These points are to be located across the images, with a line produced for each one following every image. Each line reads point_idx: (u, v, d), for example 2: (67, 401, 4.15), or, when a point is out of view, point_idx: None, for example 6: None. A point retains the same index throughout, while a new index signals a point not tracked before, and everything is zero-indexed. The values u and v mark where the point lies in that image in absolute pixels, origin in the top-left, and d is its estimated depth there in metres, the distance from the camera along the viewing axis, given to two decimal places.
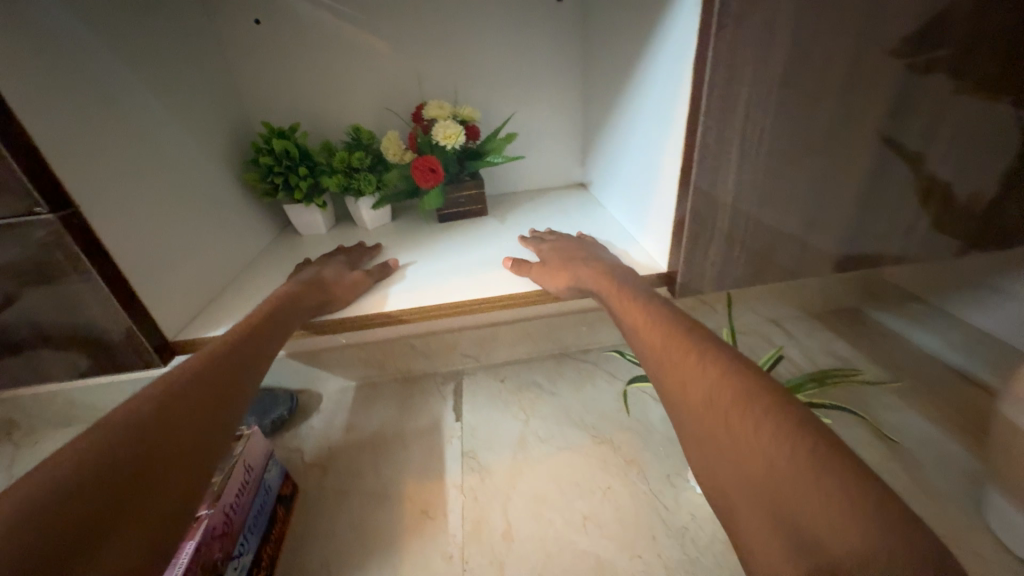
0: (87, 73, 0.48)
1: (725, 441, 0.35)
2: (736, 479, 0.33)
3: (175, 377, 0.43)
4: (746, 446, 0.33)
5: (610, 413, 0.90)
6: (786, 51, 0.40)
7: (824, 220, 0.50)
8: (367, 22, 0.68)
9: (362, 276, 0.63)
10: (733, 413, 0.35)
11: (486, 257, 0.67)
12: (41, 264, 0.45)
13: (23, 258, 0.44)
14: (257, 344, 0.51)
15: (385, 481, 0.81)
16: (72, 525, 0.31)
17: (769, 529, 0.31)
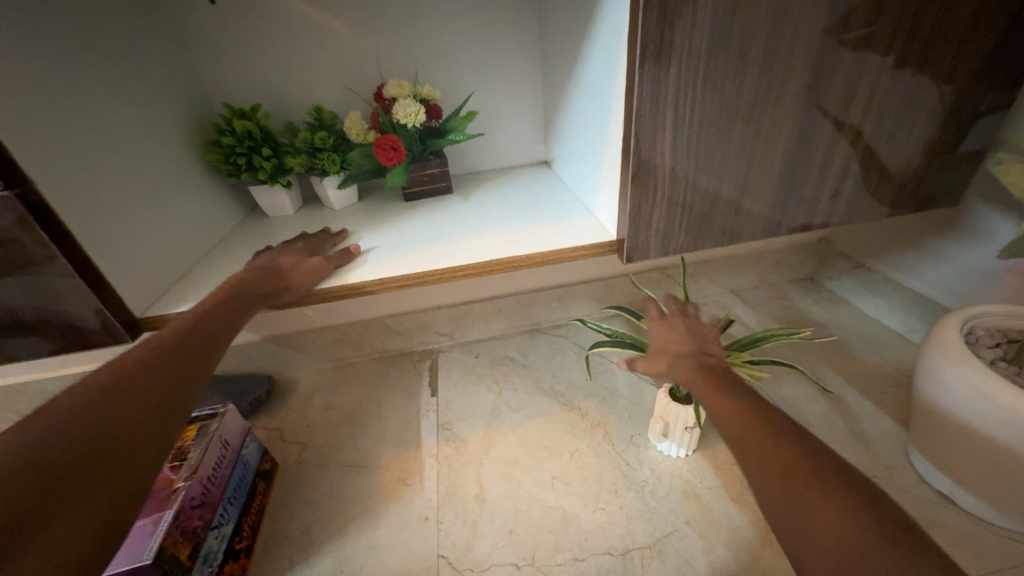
0: (34, 50, 0.48)
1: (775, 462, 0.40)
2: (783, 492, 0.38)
3: (131, 361, 0.44)
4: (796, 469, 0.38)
5: (579, 382, 0.94)
6: (709, 28, 0.43)
7: (756, 186, 0.54)
8: (323, 0, 0.68)
9: (321, 262, 0.63)
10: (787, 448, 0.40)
11: (449, 232, 0.70)
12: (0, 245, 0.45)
13: None
14: (214, 331, 0.52)
15: (362, 454, 0.84)
16: (25, 494, 0.31)
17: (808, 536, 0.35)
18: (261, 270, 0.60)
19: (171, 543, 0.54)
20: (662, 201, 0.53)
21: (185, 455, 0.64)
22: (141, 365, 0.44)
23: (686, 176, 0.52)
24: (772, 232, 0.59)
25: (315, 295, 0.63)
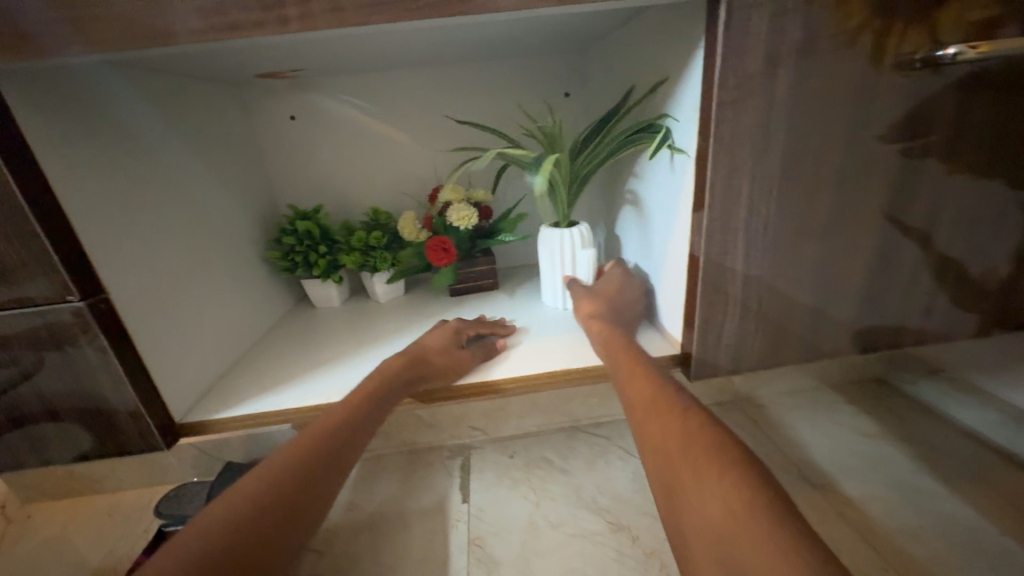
0: (148, 161, 0.53)
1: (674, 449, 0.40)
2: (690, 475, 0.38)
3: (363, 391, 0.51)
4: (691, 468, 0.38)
5: (625, 494, 0.84)
6: (781, 151, 0.43)
7: (835, 302, 0.50)
8: (389, 117, 0.75)
9: (469, 355, 0.59)
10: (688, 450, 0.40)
11: (549, 325, 0.68)
12: (54, 336, 0.42)
13: (39, 330, 0.42)
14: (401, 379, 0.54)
15: (384, 569, 0.74)
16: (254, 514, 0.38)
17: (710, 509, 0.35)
18: (411, 359, 0.56)
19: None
20: (733, 315, 0.49)
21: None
22: (329, 435, 0.45)
23: (759, 290, 0.48)
24: (855, 348, 0.54)
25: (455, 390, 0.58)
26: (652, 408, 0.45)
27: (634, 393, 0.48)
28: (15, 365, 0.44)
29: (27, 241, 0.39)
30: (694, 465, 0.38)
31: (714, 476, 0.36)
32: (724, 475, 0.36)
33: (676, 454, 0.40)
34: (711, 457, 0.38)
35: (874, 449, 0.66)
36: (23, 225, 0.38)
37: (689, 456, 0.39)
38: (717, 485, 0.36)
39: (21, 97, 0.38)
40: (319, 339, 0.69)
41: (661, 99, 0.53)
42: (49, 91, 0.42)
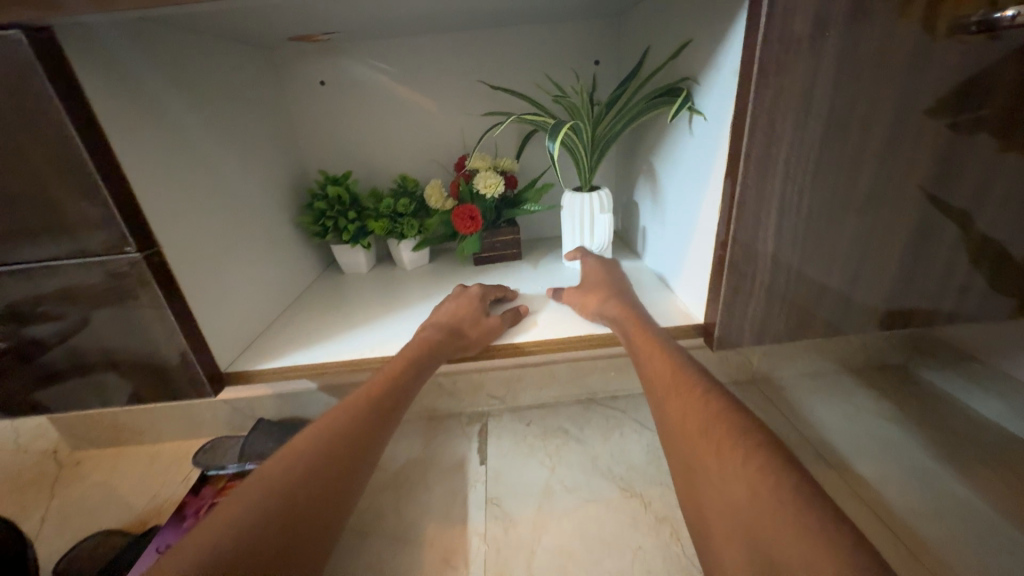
0: (191, 122, 0.55)
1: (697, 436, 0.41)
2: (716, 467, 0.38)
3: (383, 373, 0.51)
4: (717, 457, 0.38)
5: (640, 465, 0.86)
6: (824, 119, 0.42)
7: (866, 276, 0.50)
8: (418, 84, 0.75)
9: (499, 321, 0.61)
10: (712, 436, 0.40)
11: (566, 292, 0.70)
12: (114, 289, 0.45)
13: (100, 282, 0.45)
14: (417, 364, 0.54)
15: (407, 523, 0.78)
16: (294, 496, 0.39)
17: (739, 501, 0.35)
18: (444, 330, 0.58)
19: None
20: (761, 287, 0.49)
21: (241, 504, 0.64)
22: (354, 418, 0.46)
23: (791, 262, 0.48)
24: (883, 325, 0.53)
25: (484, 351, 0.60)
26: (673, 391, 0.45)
27: (656, 369, 0.48)
28: (78, 316, 0.46)
29: (88, 194, 0.41)
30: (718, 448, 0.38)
31: (736, 460, 0.37)
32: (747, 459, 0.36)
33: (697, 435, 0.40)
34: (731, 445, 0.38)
35: (891, 430, 0.67)
36: (83, 178, 0.40)
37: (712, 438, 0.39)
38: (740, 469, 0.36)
39: (80, 54, 0.40)
40: (348, 303, 0.71)
41: (698, 66, 0.51)
42: (102, 49, 0.43)
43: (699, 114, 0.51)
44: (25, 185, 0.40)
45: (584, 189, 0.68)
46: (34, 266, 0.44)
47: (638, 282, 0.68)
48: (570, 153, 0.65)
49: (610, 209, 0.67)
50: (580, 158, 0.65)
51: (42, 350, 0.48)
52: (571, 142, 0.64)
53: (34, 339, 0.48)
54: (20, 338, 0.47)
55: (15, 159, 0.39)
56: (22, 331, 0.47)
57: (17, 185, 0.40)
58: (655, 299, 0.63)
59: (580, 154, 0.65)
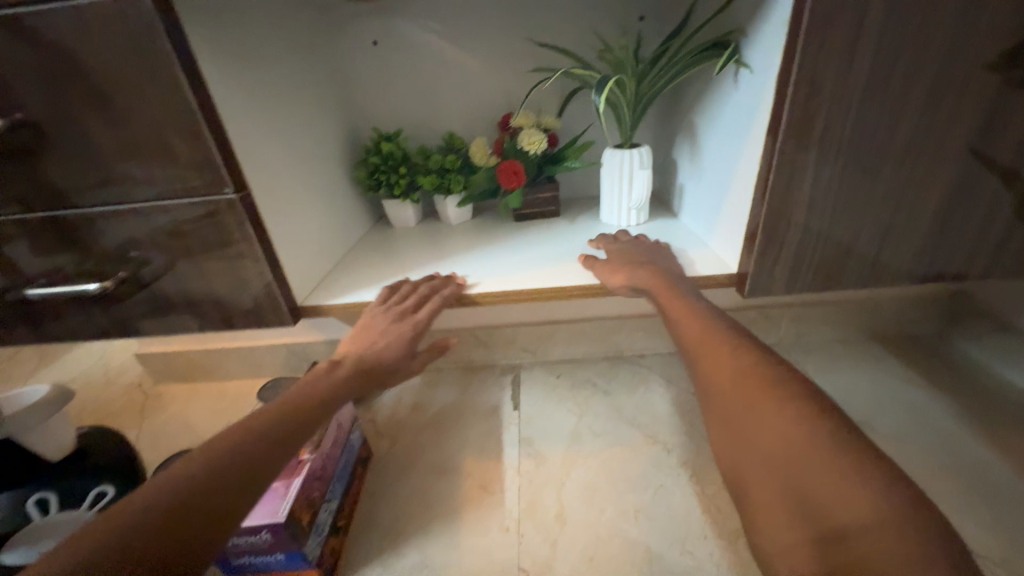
0: (268, 79, 0.60)
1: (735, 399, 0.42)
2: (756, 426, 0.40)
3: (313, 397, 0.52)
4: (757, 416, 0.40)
5: (665, 416, 0.91)
6: (869, 69, 0.43)
7: (902, 229, 0.51)
8: (465, 43, 0.77)
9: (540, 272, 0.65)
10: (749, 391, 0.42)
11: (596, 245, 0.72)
12: (214, 226, 0.52)
13: (203, 220, 0.52)
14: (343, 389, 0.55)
15: (447, 455, 0.86)
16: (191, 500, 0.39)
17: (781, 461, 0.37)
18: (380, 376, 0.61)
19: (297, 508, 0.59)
20: (795, 237, 0.52)
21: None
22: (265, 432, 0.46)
23: (826, 213, 0.50)
24: (916, 279, 0.55)
25: (525, 295, 0.63)
26: (704, 330, 0.49)
27: (688, 310, 0.51)
28: (183, 249, 0.54)
29: (197, 140, 0.47)
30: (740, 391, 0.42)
31: (768, 414, 0.39)
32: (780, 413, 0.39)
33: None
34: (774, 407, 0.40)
35: None
36: (193, 125, 0.47)
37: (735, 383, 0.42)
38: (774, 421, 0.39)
39: (187, 14, 0.46)
40: (399, 253, 0.77)
41: (746, 18, 0.52)
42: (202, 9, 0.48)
43: (744, 68, 0.52)
44: (146, 131, 0.47)
45: (624, 146, 0.70)
46: (149, 205, 0.51)
47: (674, 237, 0.70)
48: (613, 109, 0.68)
49: (650, 166, 0.70)
50: (622, 114, 0.67)
51: (153, 280, 0.57)
52: (615, 98, 0.66)
53: (147, 270, 0.56)
54: (135, 269, 0.56)
55: (139, 109, 0.46)
56: (137, 263, 0.55)
57: (139, 132, 0.47)
58: (690, 252, 0.65)
59: (622, 110, 0.67)
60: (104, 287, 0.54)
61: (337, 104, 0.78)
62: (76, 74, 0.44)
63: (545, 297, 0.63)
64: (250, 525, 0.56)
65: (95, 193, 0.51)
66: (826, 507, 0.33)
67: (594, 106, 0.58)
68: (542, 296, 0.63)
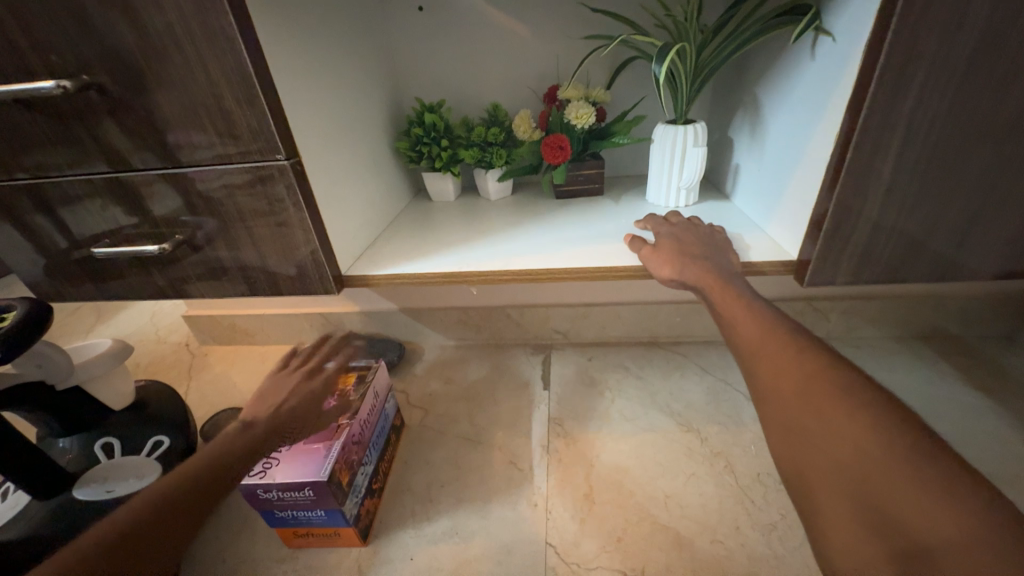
0: (317, 45, 0.59)
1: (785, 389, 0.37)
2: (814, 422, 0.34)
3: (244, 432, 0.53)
4: (815, 411, 0.35)
5: (699, 405, 0.89)
6: (979, 35, 0.38)
7: (990, 219, 0.47)
8: (514, 9, 0.74)
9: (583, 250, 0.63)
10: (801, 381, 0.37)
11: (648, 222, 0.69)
12: (265, 192, 0.53)
13: (255, 185, 0.53)
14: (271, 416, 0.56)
15: (478, 429, 0.87)
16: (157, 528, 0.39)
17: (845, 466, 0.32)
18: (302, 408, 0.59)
19: (337, 469, 0.60)
20: (868, 223, 0.48)
21: (346, 397, 0.71)
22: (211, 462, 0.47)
23: (906, 197, 0.46)
24: (998, 274, 0.50)
25: (567, 274, 0.62)
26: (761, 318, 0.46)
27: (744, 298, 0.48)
28: (235, 214, 0.55)
29: (251, 104, 0.47)
30: (802, 387, 0.36)
31: (826, 408, 0.34)
32: (863, 426, 0.32)
33: (768, 361, 0.40)
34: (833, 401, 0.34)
35: None
36: (248, 89, 0.47)
37: (797, 378, 0.37)
38: (851, 432, 0.32)
39: None
40: (439, 227, 0.77)
41: None
42: None
43: (826, 35, 0.48)
44: (203, 94, 0.47)
45: (678, 122, 0.66)
46: (205, 169, 0.52)
47: (726, 220, 0.67)
48: (670, 82, 0.64)
49: (706, 143, 0.66)
50: (679, 87, 0.63)
51: (206, 244, 0.58)
52: (673, 69, 0.62)
53: (201, 234, 0.58)
54: (190, 232, 0.58)
55: (196, 72, 0.46)
56: (192, 226, 0.57)
57: (196, 95, 0.47)
58: (745, 236, 0.62)
59: (680, 83, 0.63)
60: (162, 248, 0.56)
61: (382, 73, 0.77)
62: (138, 35, 0.45)
63: (588, 277, 0.61)
64: (295, 482, 0.58)
65: (154, 156, 0.52)
66: (903, 522, 0.28)
67: (653, 77, 0.55)
68: (585, 276, 0.61)
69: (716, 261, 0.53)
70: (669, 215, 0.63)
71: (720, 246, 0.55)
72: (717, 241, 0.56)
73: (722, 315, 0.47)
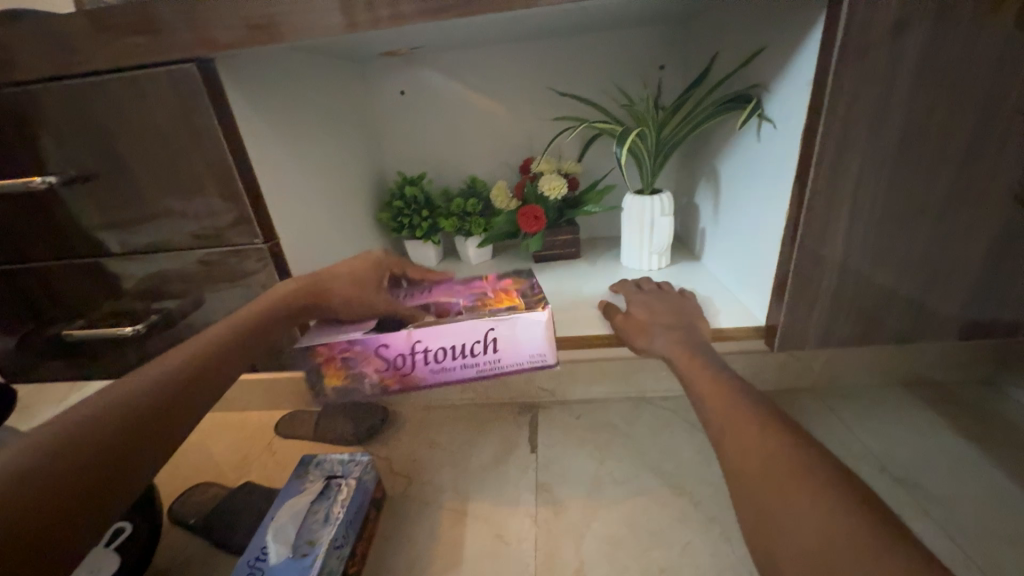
0: (302, 130, 0.63)
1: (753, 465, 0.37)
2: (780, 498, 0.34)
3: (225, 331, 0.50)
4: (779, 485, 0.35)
5: (690, 464, 0.86)
6: (900, 126, 0.42)
7: (941, 283, 0.49)
8: (489, 91, 0.80)
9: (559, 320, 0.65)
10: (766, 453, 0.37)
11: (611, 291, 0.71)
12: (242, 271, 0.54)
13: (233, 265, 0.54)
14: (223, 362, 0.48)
15: (463, 498, 0.83)
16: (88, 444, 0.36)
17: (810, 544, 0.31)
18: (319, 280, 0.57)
19: (321, 354, 0.55)
20: (827, 292, 0.50)
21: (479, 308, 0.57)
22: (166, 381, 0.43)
23: (860, 268, 0.48)
24: (960, 333, 0.52)
25: None
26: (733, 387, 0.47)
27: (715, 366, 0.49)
28: (213, 293, 0.56)
29: (233, 193, 0.50)
30: (766, 461, 0.36)
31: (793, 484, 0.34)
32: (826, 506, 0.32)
33: (738, 432, 0.40)
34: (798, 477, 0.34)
35: None
36: (231, 179, 0.49)
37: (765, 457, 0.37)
38: (810, 513, 0.32)
39: (231, 77, 0.49)
40: None
41: (769, 74, 0.53)
42: (247, 72, 0.52)
43: (768, 122, 0.52)
44: (187, 185, 0.50)
45: (645, 192, 0.70)
46: (186, 250, 0.54)
47: (695, 283, 0.69)
48: (635, 157, 0.68)
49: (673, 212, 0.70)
50: (643, 162, 0.68)
51: (183, 322, 0.59)
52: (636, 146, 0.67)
53: (178, 312, 0.58)
54: (168, 310, 0.58)
55: (182, 165, 0.49)
56: (170, 305, 0.58)
57: (181, 185, 0.50)
58: (712, 301, 0.64)
59: (644, 158, 0.67)
60: (136, 329, 0.56)
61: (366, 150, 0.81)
62: (126, 133, 0.48)
63: (561, 346, 0.62)
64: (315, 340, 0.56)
65: (135, 239, 0.53)
66: None
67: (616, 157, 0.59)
68: (558, 345, 0.62)
69: (683, 328, 0.54)
70: (640, 281, 0.65)
71: (688, 313, 0.57)
72: (686, 307, 0.58)
73: (692, 385, 0.47)
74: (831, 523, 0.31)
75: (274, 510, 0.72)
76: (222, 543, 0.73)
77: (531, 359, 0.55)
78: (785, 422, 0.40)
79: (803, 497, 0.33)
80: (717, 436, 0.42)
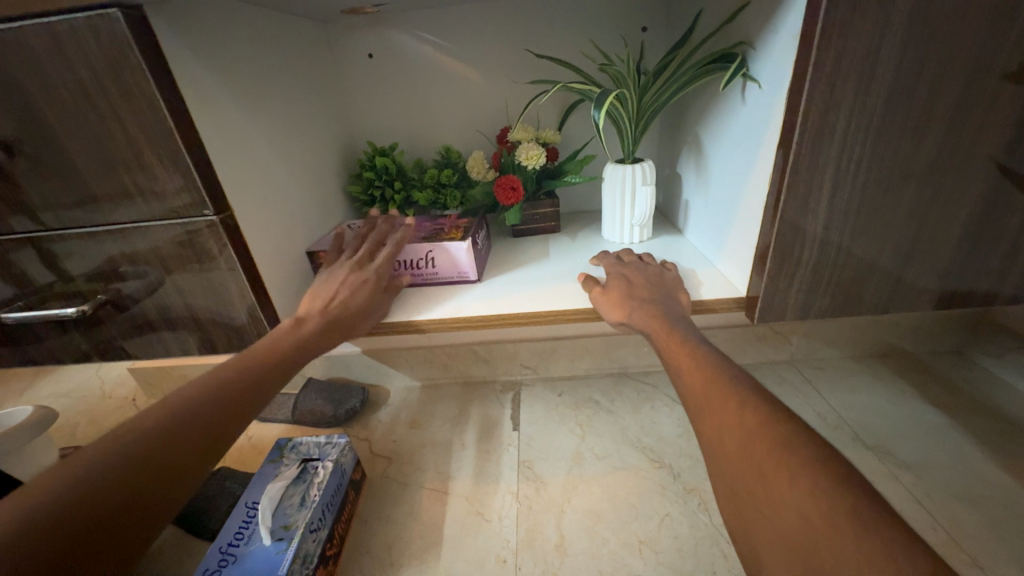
0: (255, 93, 0.58)
1: (729, 439, 0.36)
2: (758, 474, 0.33)
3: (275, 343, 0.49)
4: (756, 461, 0.34)
5: (670, 438, 0.86)
6: (887, 85, 0.40)
7: (923, 250, 0.48)
8: (463, 55, 0.75)
9: (539, 296, 0.63)
10: (744, 427, 0.36)
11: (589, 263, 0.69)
12: (194, 246, 0.50)
13: (183, 240, 0.50)
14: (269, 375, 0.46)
15: (444, 477, 0.82)
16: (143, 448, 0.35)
17: (790, 522, 0.30)
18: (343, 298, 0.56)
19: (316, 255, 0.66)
20: (809, 261, 0.49)
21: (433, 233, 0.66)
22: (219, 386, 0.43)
23: (842, 235, 0.47)
24: (938, 302, 0.51)
25: (520, 318, 0.60)
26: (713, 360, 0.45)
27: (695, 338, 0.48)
28: (163, 270, 0.52)
29: (174, 159, 0.45)
30: (743, 437, 0.35)
31: (771, 459, 0.33)
32: (803, 480, 0.31)
33: (716, 406, 0.39)
34: (776, 451, 0.33)
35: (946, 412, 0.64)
36: (171, 146, 0.45)
37: (742, 431, 0.36)
38: (789, 495, 0.31)
39: (164, 28, 0.44)
40: None
41: (754, 30, 0.50)
42: (184, 23, 0.46)
43: (753, 83, 0.50)
44: (122, 151, 0.45)
45: (625, 162, 0.68)
46: (127, 225, 0.49)
47: (677, 256, 0.68)
48: (615, 123, 0.65)
49: (655, 181, 0.67)
50: (624, 130, 0.65)
51: (134, 302, 0.55)
52: (616, 113, 0.64)
53: (128, 291, 0.54)
54: (116, 290, 0.54)
55: (114, 128, 0.44)
56: (118, 284, 0.53)
57: (116, 151, 0.45)
58: (693, 272, 0.63)
59: (625, 124, 0.64)
60: (80, 310, 0.52)
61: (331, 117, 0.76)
62: (45, 89, 0.42)
63: (540, 321, 0.60)
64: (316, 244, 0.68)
65: (69, 212, 0.49)
66: None
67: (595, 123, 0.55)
68: (537, 320, 0.60)
69: (663, 302, 0.53)
70: (621, 254, 0.63)
71: (669, 288, 0.55)
72: (667, 281, 0.56)
73: (670, 360, 0.46)
74: (813, 499, 0.30)
75: (249, 495, 0.69)
76: (196, 530, 0.71)
77: (459, 275, 0.67)
78: (764, 394, 0.39)
79: (779, 473, 0.32)
80: (696, 411, 0.41)
